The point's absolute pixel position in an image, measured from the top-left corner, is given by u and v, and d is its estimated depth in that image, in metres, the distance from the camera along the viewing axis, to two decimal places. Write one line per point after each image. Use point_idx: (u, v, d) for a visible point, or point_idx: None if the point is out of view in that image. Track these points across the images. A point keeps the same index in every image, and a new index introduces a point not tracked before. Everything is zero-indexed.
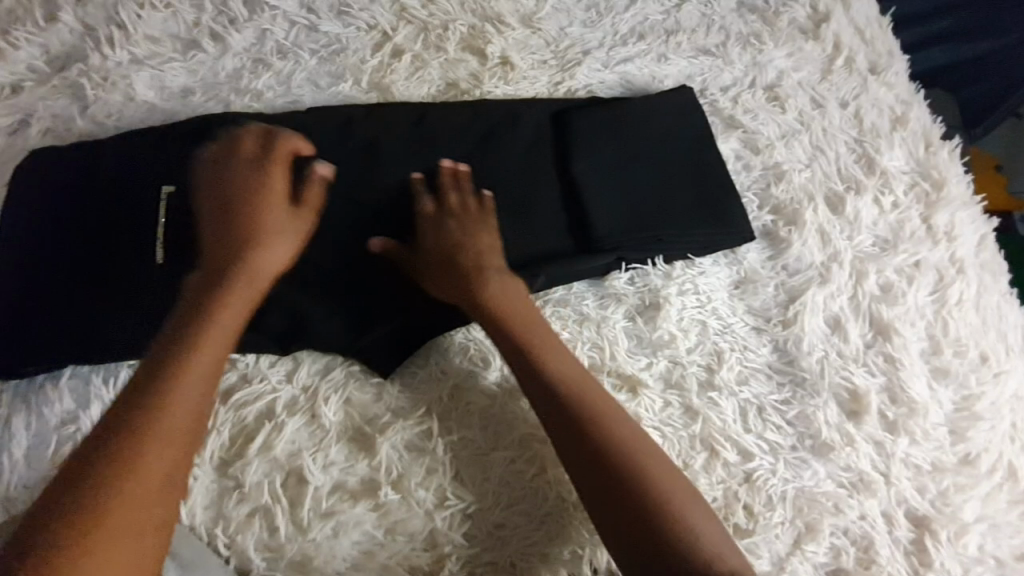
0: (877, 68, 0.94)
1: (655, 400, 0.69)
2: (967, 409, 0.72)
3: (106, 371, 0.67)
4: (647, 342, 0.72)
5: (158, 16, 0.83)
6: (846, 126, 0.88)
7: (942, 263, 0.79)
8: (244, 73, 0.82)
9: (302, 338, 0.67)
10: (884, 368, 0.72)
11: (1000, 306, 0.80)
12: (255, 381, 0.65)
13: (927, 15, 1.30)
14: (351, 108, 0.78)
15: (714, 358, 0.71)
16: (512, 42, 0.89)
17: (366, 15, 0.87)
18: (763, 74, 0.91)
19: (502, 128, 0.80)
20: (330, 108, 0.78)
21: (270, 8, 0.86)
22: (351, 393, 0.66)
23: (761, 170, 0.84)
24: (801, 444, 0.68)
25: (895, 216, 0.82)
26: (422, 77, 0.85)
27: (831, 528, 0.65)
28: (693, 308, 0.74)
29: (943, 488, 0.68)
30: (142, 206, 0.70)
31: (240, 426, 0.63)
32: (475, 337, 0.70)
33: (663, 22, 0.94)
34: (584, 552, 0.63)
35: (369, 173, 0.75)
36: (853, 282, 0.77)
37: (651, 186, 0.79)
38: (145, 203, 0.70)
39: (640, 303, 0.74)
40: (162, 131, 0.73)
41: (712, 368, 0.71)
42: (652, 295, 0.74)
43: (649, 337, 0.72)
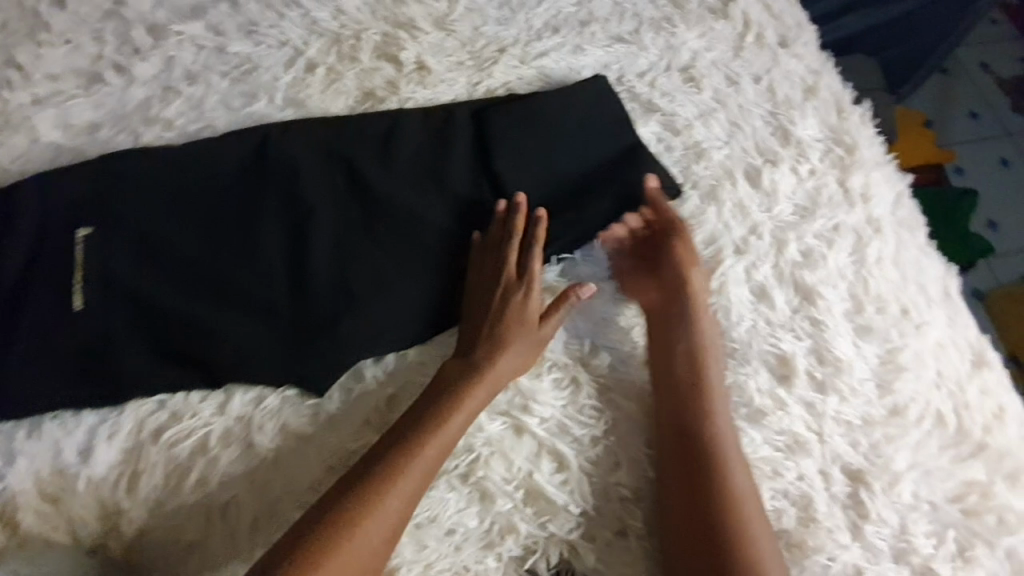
0: (786, 40, 0.97)
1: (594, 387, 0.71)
2: (892, 361, 0.74)
3: (29, 425, 0.64)
4: (582, 335, 0.74)
5: (59, 53, 0.82)
6: (760, 100, 0.90)
7: (859, 225, 0.82)
8: (153, 101, 0.81)
9: (233, 369, 0.67)
10: (810, 332, 0.74)
11: (919, 260, 0.83)
12: (186, 417, 0.65)
13: None
14: (265, 129, 0.79)
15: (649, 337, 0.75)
16: (427, 46, 0.89)
17: (275, 32, 0.86)
18: (677, 57, 0.93)
19: (420, 135, 0.81)
20: (243, 131, 0.78)
21: (176, 34, 0.85)
22: (286, 418, 0.66)
23: (682, 150, 0.86)
24: (737, 414, 0.70)
25: (812, 183, 0.84)
26: (337, 90, 0.84)
27: (770, 492, 0.67)
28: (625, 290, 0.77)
29: (874, 440, 0.70)
30: (57, 250, 0.69)
31: (174, 465, 0.63)
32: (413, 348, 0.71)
33: (576, 14, 0.95)
34: (538, 546, 0.65)
35: (290, 192, 0.75)
36: (774, 251, 0.79)
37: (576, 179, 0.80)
38: (59, 247, 0.69)
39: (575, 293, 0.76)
40: (72, 175, 0.72)
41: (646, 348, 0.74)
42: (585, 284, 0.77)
43: (586, 325, 0.75)
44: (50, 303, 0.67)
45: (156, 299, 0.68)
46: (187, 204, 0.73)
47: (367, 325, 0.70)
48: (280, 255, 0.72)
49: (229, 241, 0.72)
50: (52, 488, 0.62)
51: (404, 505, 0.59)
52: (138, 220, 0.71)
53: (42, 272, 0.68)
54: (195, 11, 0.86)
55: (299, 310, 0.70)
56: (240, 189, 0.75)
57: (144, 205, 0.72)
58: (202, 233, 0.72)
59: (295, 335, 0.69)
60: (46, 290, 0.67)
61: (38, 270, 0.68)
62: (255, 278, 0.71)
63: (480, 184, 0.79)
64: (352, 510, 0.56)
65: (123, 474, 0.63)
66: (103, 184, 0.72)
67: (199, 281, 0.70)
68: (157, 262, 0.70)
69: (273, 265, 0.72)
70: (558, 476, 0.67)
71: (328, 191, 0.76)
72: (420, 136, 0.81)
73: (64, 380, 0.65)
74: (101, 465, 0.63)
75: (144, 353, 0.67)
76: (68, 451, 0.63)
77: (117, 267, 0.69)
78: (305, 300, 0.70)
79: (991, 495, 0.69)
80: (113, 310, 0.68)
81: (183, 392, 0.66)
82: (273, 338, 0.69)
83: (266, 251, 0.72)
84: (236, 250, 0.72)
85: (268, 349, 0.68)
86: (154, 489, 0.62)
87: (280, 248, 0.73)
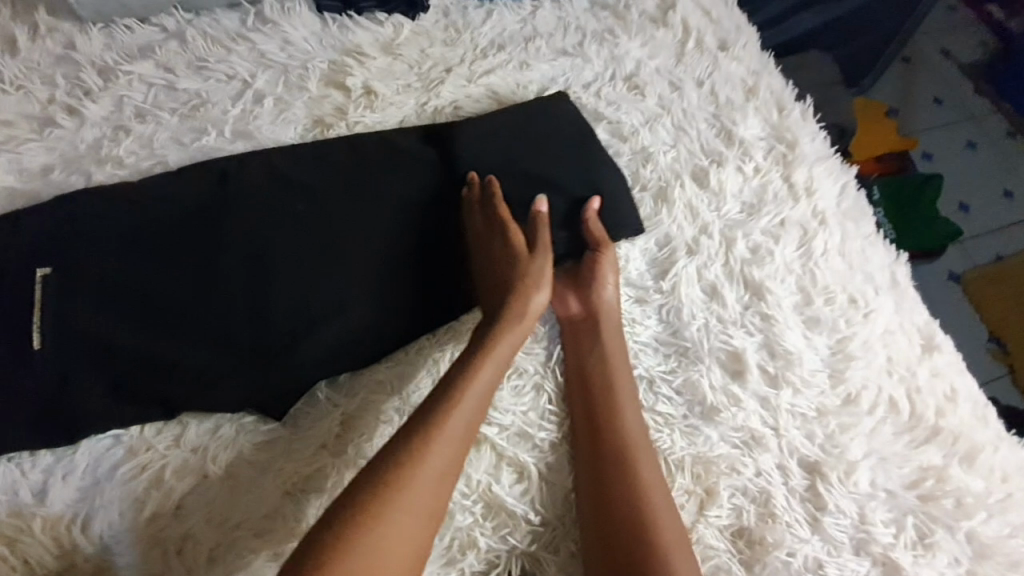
0: (726, 44, 0.99)
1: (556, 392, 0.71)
2: (842, 351, 0.75)
3: None
4: (542, 335, 0.74)
5: (11, 99, 0.83)
6: (703, 104, 0.92)
7: (805, 219, 0.83)
8: (105, 141, 0.82)
9: (197, 401, 0.66)
10: (761, 327, 0.75)
11: (866, 250, 0.84)
12: (141, 452, 0.64)
13: None
14: (225, 161, 0.77)
15: None
16: (375, 71, 0.91)
17: (223, 66, 0.88)
18: (621, 66, 0.94)
19: (387, 157, 0.79)
20: (204, 164, 0.77)
21: (126, 74, 0.86)
22: (242, 446, 0.66)
23: (629, 155, 0.87)
24: (690, 411, 0.71)
25: (758, 180, 0.86)
26: (286, 119, 0.86)
27: (729, 490, 0.67)
28: None
29: (829, 430, 0.70)
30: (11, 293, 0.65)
31: (129, 500, 0.61)
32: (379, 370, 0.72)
33: (521, 30, 0.97)
34: (499, 560, 0.65)
35: (257, 222, 0.73)
36: (724, 249, 0.80)
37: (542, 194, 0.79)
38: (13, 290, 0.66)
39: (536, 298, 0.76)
40: (28, 214, 0.70)
41: None
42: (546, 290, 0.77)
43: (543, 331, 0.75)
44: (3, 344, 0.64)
45: (122, 339, 0.66)
46: (148, 239, 0.71)
47: (333, 353, 0.70)
48: (248, 286, 0.71)
49: (195, 274, 0.70)
50: (7, 531, 0.59)
51: (431, 479, 0.58)
52: (98, 259, 0.69)
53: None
54: (145, 51, 0.88)
55: (269, 341, 0.69)
56: (204, 220, 0.73)
57: (105, 242, 0.70)
58: (168, 268, 0.70)
59: (267, 367, 0.68)
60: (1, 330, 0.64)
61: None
62: (224, 311, 0.69)
63: (451, 206, 0.78)
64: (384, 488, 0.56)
65: (81, 513, 0.61)
66: (63, 221, 0.70)
67: (165, 319, 0.68)
68: (118, 300, 0.68)
69: (241, 296, 0.70)
70: (519, 489, 0.66)
71: (293, 215, 0.74)
72: (390, 158, 0.79)
73: (24, 422, 0.63)
74: (58, 506, 0.61)
75: (110, 394, 0.65)
76: (25, 492, 0.61)
77: (80, 308, 0.66)
78: (274, 332, 0.70)
79: (948, 479, 0.69)
80: (77, 352, 0.65)
81: (137, 428, 0.65)
82: (244, 371, 0.68)
83: (233, 281, 0.71)
84: (202, 283, 0.70)
85: (240, 383, 0.67)
86: (111, 528, 0.60)
87: (248, 279, 0.71)
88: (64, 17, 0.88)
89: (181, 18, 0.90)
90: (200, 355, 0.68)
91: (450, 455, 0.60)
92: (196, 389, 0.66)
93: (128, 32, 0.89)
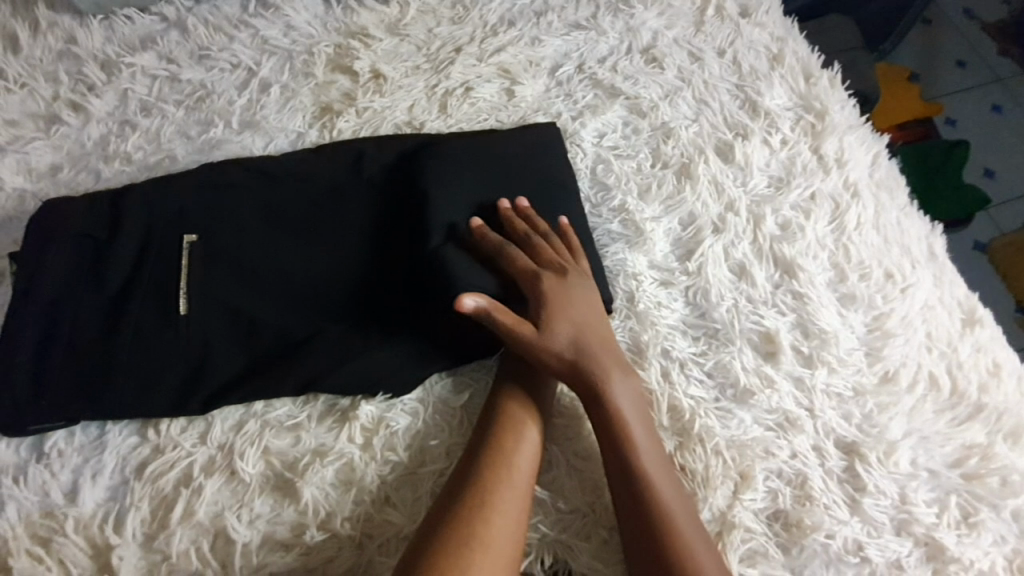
0: (747, 10, 0.95)
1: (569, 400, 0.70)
2: (879, 328, 0.72)
3: (17, 469, 0.62)
4: None
5: (14, 97, 0.81)
6: (725, 74, 0.89)
7: (836, 191, 0.80)
8: (111, 137, 0.80)
9: (229, 396, 0.65)
10: (793, 306, 0.73)
11: (901, 221, 0.81)
12: (168, 450, 0.63)
13: None
14: (261, 156, 0.77)
15: (637, 321, 0.72)
16: (382, 54, 0.87)
17: (227, 55, 0.85)
18: (638, 38, 0.90)
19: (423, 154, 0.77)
20: (240, 158, 0.76)
21: (128, 67, 0.84)
22: (268, 442, 0.63)
23: (650, 131, 0.83)
24: (722, 395, 0.68)
25: (785, 153, 0.83)
26: (293, 107, 0.83)
27: (765, 473, 0.65)
28: (620, 279, 0.74)
29: (867, 410, 0.68)
30: (43, 287, 0.65)
31: (159, 498, 0.61)
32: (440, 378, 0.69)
33: (531, 5, 0.93)
34: (532, 550, 0.62)
35: (293, 218, 0.72)
36: (751, 226, 0.77)
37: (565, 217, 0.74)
38: (47, 284, 0.65)
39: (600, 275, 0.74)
40: (64, 202, 0.69)
41: (636, 332, 0.71)
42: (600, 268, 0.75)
43: None
44: (39, 337, 0.64)
45: (197, 333, 0.66)
46: (220, 231, 0.70)
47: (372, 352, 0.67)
48: (286, 284, 0.69)
49: (265, 269, 0.70)
50: (41, 530, 0.59)
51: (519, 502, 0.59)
52: (169, 250, 0.68)
53: (34, 302, 0.64)
54: (146, 42, 0.86)
55: (343, 335, 0.68)
56: (275, 216, 0.72)
57: (168, 233, 0.69)
58: (235, 261, 0.69)
59: (341, 362, 0.66)
60: (42, 321, 0.64)
61: (26, 300, 0.64)
62: (297, 305, 0.69)
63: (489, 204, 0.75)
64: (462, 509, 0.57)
65: (113, 511, 0.60)
66: (105, 211, 0.70)
67: (240, 312, 0.67)
68: (155, 293, 0.67)
69: (315, 292, 0.69)
70: (550, 478, 0.65)
71: (370, 210, 0.74)
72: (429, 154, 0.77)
73: (56, 413, 0.62)
74: (90, 505, 0.60)
75: (178, 387, 0.64)
76: (56, 492, 0.61)
77: (134, 300, 0.66)
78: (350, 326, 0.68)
79: (993, 457, 0.67)
80: (147, 344, 0.65)
81: (162, 425, 0.64)
82: (318, 366, 0.66)
83: (303, 276, 0.70)
84: (276, 277, 0.69)
85: (316, 377, 0.65)
86: (142, 525, 0.60)
87: (286, 276, 0.70)
88: (63, 11, 0.86)
89: (181, 6, 0.88)
90: (238, 351, 0.67)
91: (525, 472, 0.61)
92: (270, 382, 0.65)
93: (128, 24, 0.87)
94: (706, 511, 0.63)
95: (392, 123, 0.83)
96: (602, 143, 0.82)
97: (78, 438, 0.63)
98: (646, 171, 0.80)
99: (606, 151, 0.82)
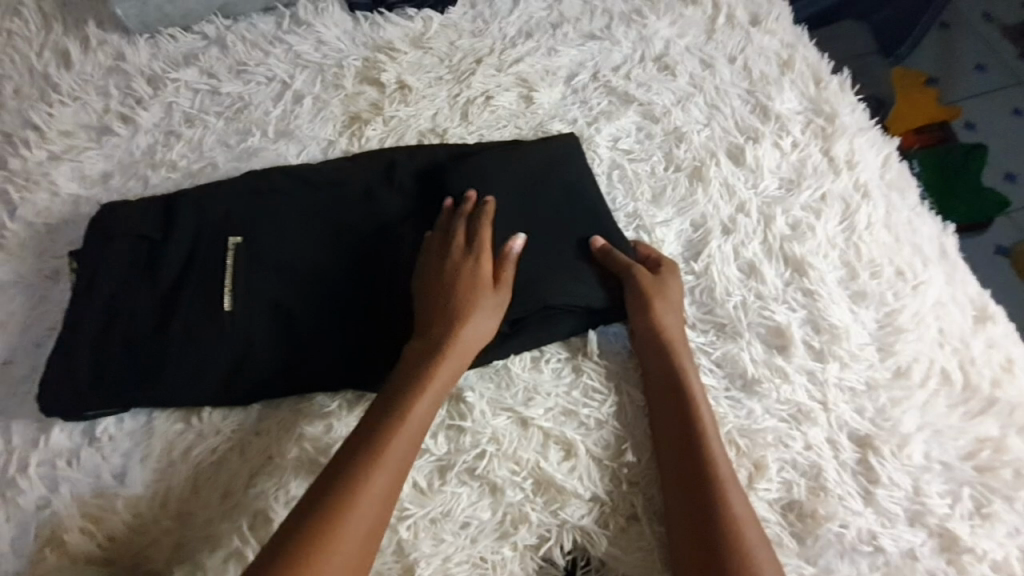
0: (758, 18, 0.98)
1: (589, 395, 0.71)
2: (890, 324, 0.74)
3: (70, 454, 0.67)
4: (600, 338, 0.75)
5: (69, 110, 0.88)
6: (736, 80, 0.91)
7: (847, 192, 0.82)
8: (157, 146, 0.86)
9: (268, 388, 0.69)
10: (804, 303, 0.75)
11: (912, 221, 0.82)
12: (210, 435, 0.67)
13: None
14: (299, 165, 0.81)
15: None
16: (407, 66, 0.92)
17: (263, 69, 0.91)
18: (650, 46, 0.94)
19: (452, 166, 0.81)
20: (281, 166, 0.81)
21: (172, 81, 0.90)
22: (303, 430, 0.67)
23: (662, 136, 0.86)
24: (732, 384, 0.71)
25: (797, 155, 0.85)
26: (325, 117, 0.88)
27: (778, 464, 0.67)
28: None
29: (879, 404, 0.70)
30: (104, 282, 0.70)
31: (204, 479, 0.65)
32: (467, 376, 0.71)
33: (548, 17, 0.97)
34: (551, 534, 0.66)
35: (329, 225, 0.77)
36: (762, 226, 0.79)
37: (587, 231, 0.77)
38: (107, 280, 0.71)
39: None
40: (120, 207, 0.75)
41: None
42: None
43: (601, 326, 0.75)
44: (96, 330, 0.69)
45: (239, 328, 0.71)
46: (262, 234, 0.75)
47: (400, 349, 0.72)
48: (321, 286, 0.73)
49: (302, 270, 0.74)
50: (94, 509, 0.64)
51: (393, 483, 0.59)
52: (215, 251, 0.73)
53: (93, 297, 0.70)
54: (188, 58, 0.92)
55: (377, 332, 0.72)
56: (311, 221, 0.77)
57: (214, 235, 0.74)
58: (275, 263, 0.74)
59: (369, 362, 0.71)
60: (99, 315, 0.69)
61: (88, 295, 0.70)
62: (333, 304, 0.73)
63: (515, 211, 0.76)
64: (348, 484, 0.57)
65: (158, 492, 0.65)
66: (158, 214, 0.75)
67: (279, 310, 0.72)
68: (202, 290, 0.71)
69: (345, 291, 0.73)
70: (568, 466, 0.67)
71: (399, 218, 0.78)
72: (457, 165, 0.80)
73: (110, 400, 0.67)
74: (138, 486, 0.65)
75: (222, 379, 0.69)
76: (107, 474, 0.66)
77: (185, 297, 0.71)
78: (384, 323, 0.73)
79: (1006, 450, 0.68)
80: (194, 338, 0.69)
81: (205, 414, 0.68)
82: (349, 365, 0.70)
83: (337, 279, 0.74)
84: (314, 278, 0.74)
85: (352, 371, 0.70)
86: (187, 503, 0.65)
87: (321, 279, 0.74)
88: (112, 30, 0.93)
89: (220, 24, 0.94)
90: (274, 345, 0.71)
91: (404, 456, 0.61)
92: (309, 378, 0.70)
93: (172, 41, 0.93)
94: None
95: (416, 130, 0.88)
96: (617, 148, 0.86)
97: (128, 424, 0.68)
98: (660, 174, 0.83)
99: (621, 155, 0.85)
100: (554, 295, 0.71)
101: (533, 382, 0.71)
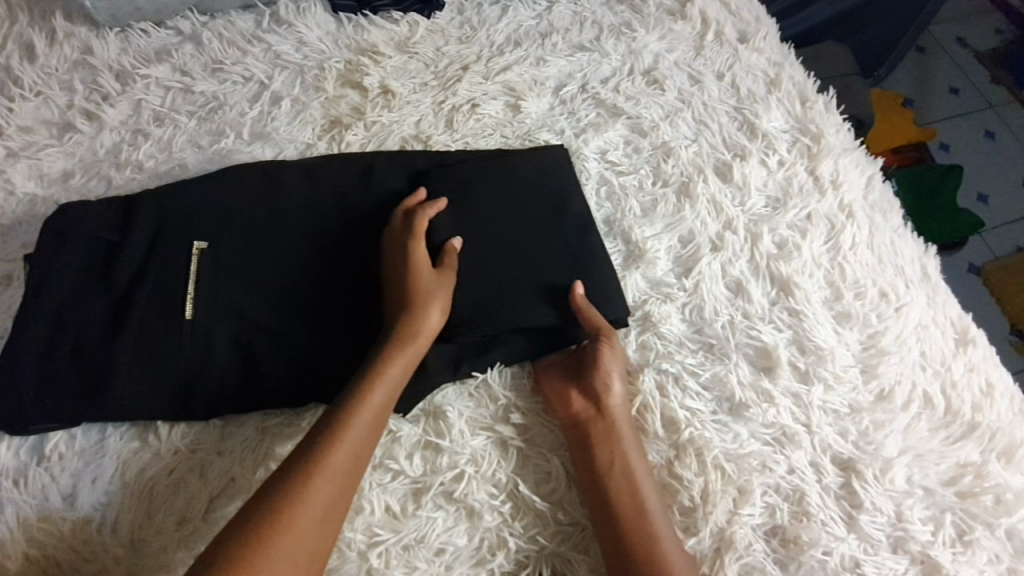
0: (746, 36, 0.98)
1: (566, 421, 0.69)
2: (874, 346, 0.74)
3: (15, 472, 0.62)
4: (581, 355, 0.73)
5: (29, 105, 0.83)
6: (724, 96, 0.91)
7: (832, 212, 0.82)
8: (124, 146, 0.82)
9: (233, 399, 0.66)
10: (790, 323, 0.74)
11: (894, 242, 0.82)
12: (169, 456, 0.63)
13: (796, 5, 1.36)
14: (266, 164, 0.77)
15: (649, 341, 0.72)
16: (391, 70, 0.90)
17: (240, 68, 0.88)
18: (639, 60, 0.93)
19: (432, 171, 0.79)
20: (243, 168, 0.76)
21: (143, 78, 0.86)
22: (269, 450, 0.64)
23: (650, 150, 0.85)
24: (719, 408, 0.69)
25: (783, 173, 0.85)
26: (303, 120, 0.85)
27: (762, 488, 0.65)
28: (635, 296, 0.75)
29: (863, 427, 0.69)
30: (58, 288, 0.66)
31: (160, 502, 0.61)
32: (449, 399, 0.68)
33: (537, 26, 0.96)
34: (529, 562, 0.63)
35: (297, 228, 0.73)
36: (749, 244, 0.79)
37: (570, 242, 0.75)
38: (62, 285, 0.66)
39: (635, 311, 0.74)
40: (77, 207, 0.70)
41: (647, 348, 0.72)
42: (641, 296, 0.75)
43: None
44: (46, 339, 0.64)
45: (200, 337, 0.67)
46: (229, 238, 0.71)
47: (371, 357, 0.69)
48: (291, 292, 0.70)
49: (269, 276, 0.71)
50: (38, 534, 0.59)
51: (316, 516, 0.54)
52: (177, 257, 0.69)
53: (44, 303, 0.65)
54: (161, 54, 0.88)
55: (342, 340, 0.69)
56: (282, 225, 0.73)
57: (176, 238, 0.70)
58: (242, 268, 0.70)
59: (338, 369, 0.68)
60: (48, 321, 0.65)
61: (38, 301, 0.65)
62: (296, 315, 0.69)
63: (501, 219, 0.75)
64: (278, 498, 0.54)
65: (110, 516, 0.60)
66: (120, 216, 0.71)
67: (244, 316, 0.68)
68: (161, 297, 0.67)
69: (315, 296, 0.70)
70: (548, 490, 0.65)
71: (374, 223, 0.75)
72: (437, 171, 0.78)
73: (60, 414, 0.62)
74: (88, 509, 0.61)
75: (179, 390, 0.65)
76: (54, 496, 0.61)
77: (145, 303, 0.66)
78: (356, 333, 0.70)
79: (986, 475, 0.68)
80: (146, 350, 0.65)
81: (163, 430, 0.64)
82: (318, 372, 0.67)
83: (306, 283, 0.71)
84: (278, 288, 0.70)
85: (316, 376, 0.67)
86: (140, 528, 0.60)
87: (290, 284, 0.70)
88: (79, 22, 0.88)
89: (196, 20, 0.90)
90: (240, 352, 0.67)
91: (350, 464, 0.58)
92: (275, 387, 0.66)
93: (144, 36, 0.89)
94: (705, 533, 0.63)
95: (399, 136, 0.85)
96: (605, 161, 0.84)
97: (79, 442, 0.64)
98: (647, 188, 0.82)
99: (609, 170, 0.84)
100: (522, 314, 0.69)
101: (511, 405, 0.68)
